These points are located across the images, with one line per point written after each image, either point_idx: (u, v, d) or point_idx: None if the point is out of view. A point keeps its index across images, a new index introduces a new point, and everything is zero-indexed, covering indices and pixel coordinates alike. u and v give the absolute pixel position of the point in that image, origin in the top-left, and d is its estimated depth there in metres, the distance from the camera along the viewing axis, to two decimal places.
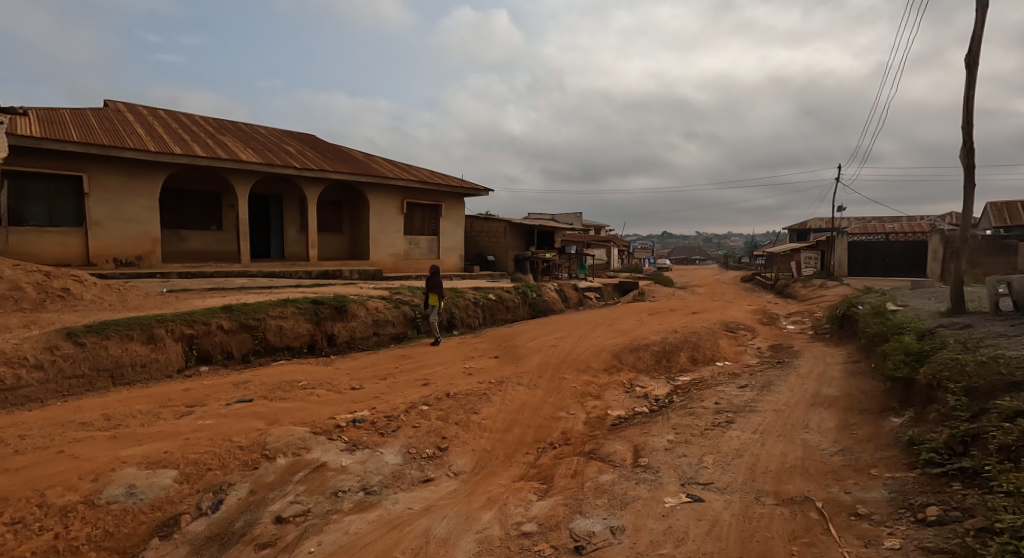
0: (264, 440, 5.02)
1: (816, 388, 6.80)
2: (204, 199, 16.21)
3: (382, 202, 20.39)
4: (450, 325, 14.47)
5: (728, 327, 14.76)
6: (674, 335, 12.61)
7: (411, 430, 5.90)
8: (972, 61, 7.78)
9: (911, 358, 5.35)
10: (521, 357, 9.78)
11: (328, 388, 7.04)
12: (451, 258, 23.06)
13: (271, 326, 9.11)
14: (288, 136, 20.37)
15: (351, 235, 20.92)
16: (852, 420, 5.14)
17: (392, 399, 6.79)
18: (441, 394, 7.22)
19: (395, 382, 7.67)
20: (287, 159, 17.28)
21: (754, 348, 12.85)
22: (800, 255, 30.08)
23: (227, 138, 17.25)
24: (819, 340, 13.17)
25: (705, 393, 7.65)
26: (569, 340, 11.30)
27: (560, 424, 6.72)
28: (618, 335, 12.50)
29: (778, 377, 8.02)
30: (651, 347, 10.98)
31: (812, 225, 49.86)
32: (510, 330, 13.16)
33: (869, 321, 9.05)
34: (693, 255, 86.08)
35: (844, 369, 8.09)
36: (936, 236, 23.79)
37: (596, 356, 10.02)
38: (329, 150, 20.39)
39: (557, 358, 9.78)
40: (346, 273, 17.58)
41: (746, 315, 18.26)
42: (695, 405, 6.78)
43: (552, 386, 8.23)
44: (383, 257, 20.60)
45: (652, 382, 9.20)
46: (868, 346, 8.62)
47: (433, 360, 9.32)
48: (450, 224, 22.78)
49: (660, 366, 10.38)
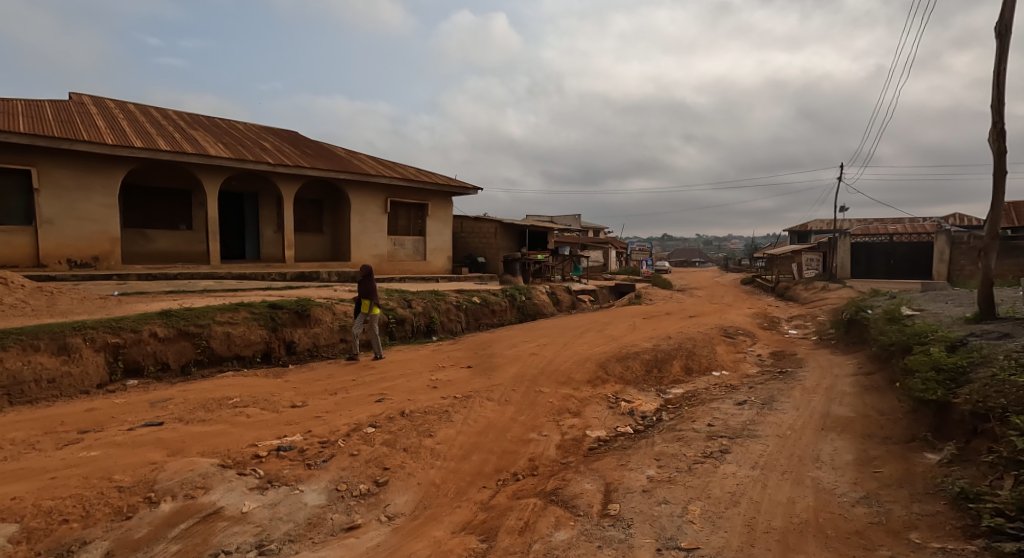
0: (153, 478, 4.09)
1: (825, 407, 5.89)
2: (171, 197, 15.33)
3: (364, 201, 19.54)
4: (430, 330, 13.54)
5: (726, 332, 13.84)
6: (667, 341, 11.69)
7: (348, 459, 4.98)
8: (1003, 31, 6.87)
9: (945, 376, 4.46)
10: (496, 367, 8.87)
11: (264, 405, 6.12)
12: (438, 260, 22.25)
13: (217, 333, 8.17)
14: (267, 132, 19.43)
15: (333, 235, 20.04)
16: (874, 453, 4.24)
17: (335, 420, 5.87)
18: (395, 412, 6.32)
19: (345, 398, 6.76)
20: (262, 154, 16.37)
21: (754, 356, 11.93)
22: (802, 256, 29.25)
23: (197, 132, 16.31)
24: (824, 347, 12.32)
25: (698, 410, 6.74)
26: (552, 348, 10.39)
27: (529, 449, 5.83)
28: (607, 341, 11.59)
29: (781, 391, 7.13)
30: (641, 355, 10.05)
31: (812, 227, 49.07)
32: (491, 337, 12.22)
33: (883, 328, 8.17)
34: (693, 258, 85.35)
35: (856, 382, 7.19)
36: (943, 237, 22.90)
37: (580, 366, 9.11)
38: (309, 146, 19.47)
39: (536, 368, 8.86)
40: (323, 275, 16.71)
41: (746, 319, 17.34)
42: (685, 426, 5.86)
43: (525, 403, 7.32)
44: (365, 258, 19.80)
45: (640, 396, 8.28)
46: (882, 355, 7.72)
47: (398, 371, 8.41)
48: (437, 224, 21.97)
49: (650, 377, 9.49)
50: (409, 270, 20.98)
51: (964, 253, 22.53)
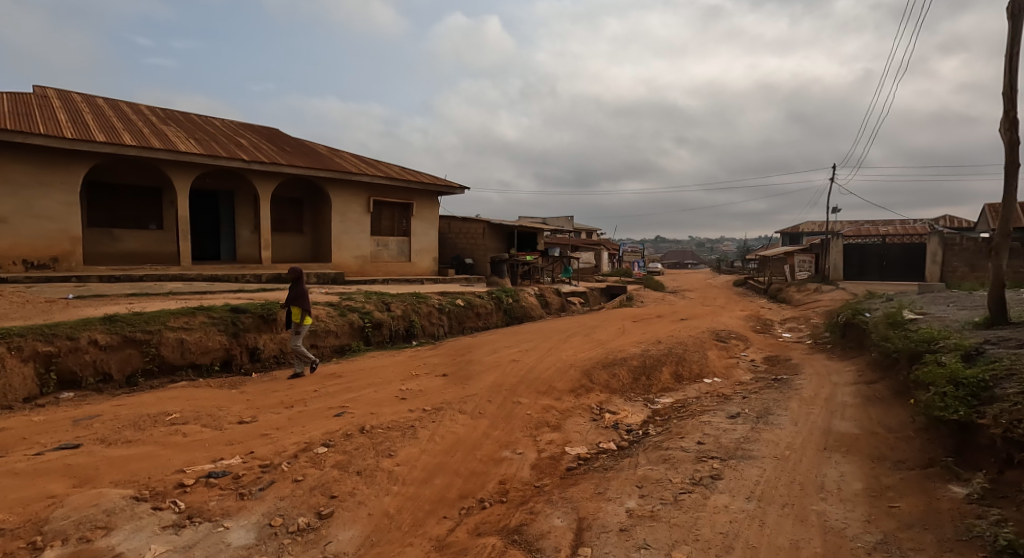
0: (46, 517, 3.48)
1: (826, 423, 5.35)
2: (140, 195, 14.64)
3: (346, 201, 18.93)
4: (410, 335, 12.92)
5: (718, 336, 13.32)
6: (657, 346, 11.13)
7: (290, 486, 4.36)
8: (1016, 11, 6.37)
9: (966, 391, 3.95)
10: (474, 376, 8.28)
11: (206, 421, 5.48)
12: (424, 261, 21.66)
13: (168, 339, 7.50)
14: (245, 129, 18.76)
15: (313, 235, 19.39)
16: (887, 482, 3.72)
17: (284, 438, 5.26)
18: (354, 427, 5.70)
19: (302, 412, 6.13)
20: (237, 151, 15.73)
21: (747, 362, 11.41)
22: (795, 257, 28.87)
23: (169, 127, 15.61)
24: (820, 351, 11.82)
25: (688, 423, 6.20)
26: (535, 354, 9.81)
27: (500, 471, 5.25)
28: (594, 347, 11.02)
29: (776, 403, 6.60)
30: (628, 362, 9.49)
31: (805, 229, 48.90)
32: (472, 341, 11.64)
33: (885, 333, 7.67)
34: (686, 259, 85.19)
35: (858, 394, 6.66)
36: (936, 238, 22.52)
37: (563, 375, 8.53)
38: (289, 144, 18.83)
39: (516, 376, 8.28)
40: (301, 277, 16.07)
41: (738, 322, 16.82)
42: (674, 444, 5.30)
43: (501, 415, 6.74)
44: (347, 259, 19.18)
45: (626, 407, 7.72)
46: (886, 363, 7.22)
47: (366, 380, 7.80)
48: (422, 225, 21.40)
49: (638, 385, 8.95)
50: (393, 272, 20.40)
51: (958, 254, 22.15)
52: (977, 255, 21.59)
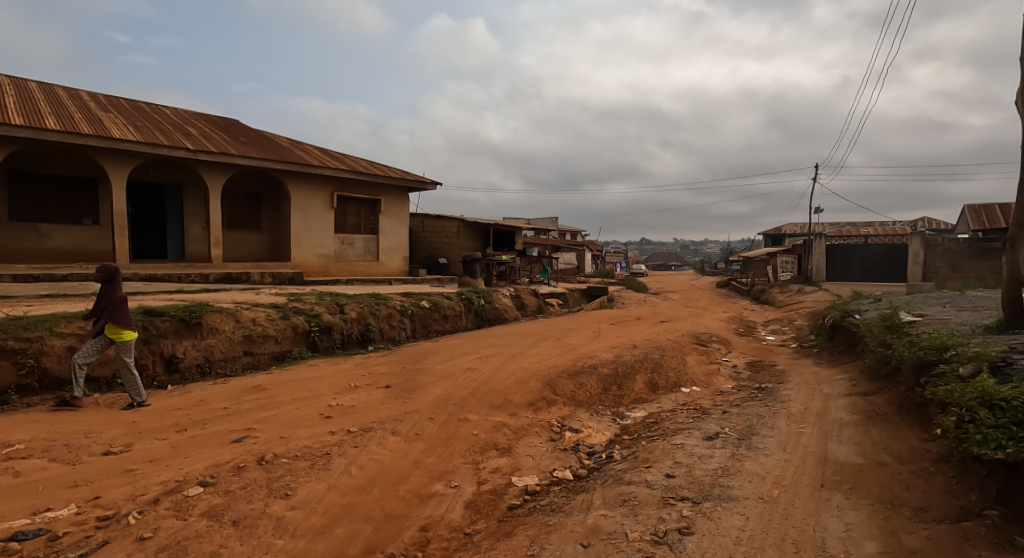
0: None
1: (823, 450, 4.45)
2: (70, 186, 13.36)
3: (306, 196, 17.81)
4: (365, 340, 11.83)
5: (699, 340, 12.46)
6: (631, 352, 10.21)
7: (132, 548, 3.30)
8: None
9: (1008, 419, 3.07)
10: (420, 388, 7.23)
11: (60, 452, 4.37)
12: (393, 260, 20.61)
13: (54, 348, 6.34)
14: (200, 118, 17.53)
15: (272, 232, 18.19)
16: (912, 547, 2.81)
17: (152, 474, 4.14)
18: (251, 457, 4.59)
19: (194, 436, 5.01)
20: (183, 139, 14.50)
21: (729, 368, 10.53)
22: (778, 258, 28.22)
23: (109, 113, 14.34)
24: (806, 356, 11.00)
25: (661, 446, 5.22)
26: (495, 362, 8.81)
27: (426, 512, 4.24)
28: (563, 352, 10.06)
29: (762, 422, 5.68)
30: (597, 370, 8.54)
31: (787, 230, 48.60)
32: (431, 347, 10.59)
33: (882, 339, 6.84)
34: (671, 262, 84.72)
35: (855, 411, 5.76)
36: (918, 238, 21.96)
37: (523, 386, 7.53)
38: (245, 135, 17.64)
39: (468, 389, 7.26)
40: (254, 277, 14.92)
41: (719, 324, 15.99)
42: (640, 476, 4.31)
43: (441, 437, 5.70)
44: (308, 258, 18.05)
45: (592, 423, 6.76)
46: (886, 373, 6.35)
47: (292, 395, 6.71)
48: (391, 222, 20.34)
49: (608, 397, 8.03)
50: (359, 272, 19.31)
51: (940, 255, 21.57)
52: (959, 255, 20.98)
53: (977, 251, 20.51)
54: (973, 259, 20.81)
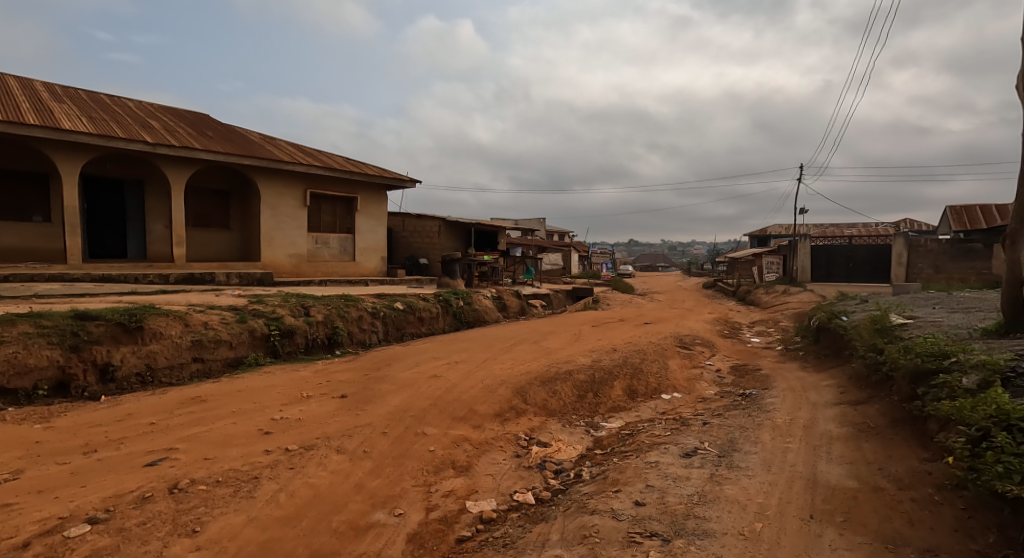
0: None
1: (812, 472, 3.95)
2: (20, 181, 12.64)
3: (277, 193, 17.12)
4: (332, 344, 11.21)
5: (682, 343, 12.01)
6: (610, 356, 9.71)
7: None
8: None
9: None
10: (377, 398, 6.66)
11: None
12: (370, 260, 19.97)
13: None
14: (165, 112, 16.80)
15: (242, 231, 17.47)
16: None
17: (34, 509, 3.55)
18: (162, 485, 4.00)
19: (105, 458, 4.42)
20: (143, 133, 13.78)
21: (712, 372, 10.06)
22: (763, 259, 27.99)
23: (63, 104, 13.57)
24: (792, 360, 10.58)
25: (632, 464, 4.72)
26: (465, 368, 8.25)
27: (358, 549, 3.67)
28: (538, 357, 9.53)
29: (746, 436, 5.19)
30: (572, 377, 8.03)
31: (772, 231, 48.64)
32: (399, 351, 10.01)
33: (872, 343, 6.42)
34: (658, 263, 84.72)
35: (845, 422, 5.30)
36: (901, 239, 21.79)
37: (490, 395, 6.98)
38: (213, 130, 16.92)
39: (430, 398, 6.69)
40: (220, 278, 14.21)
41: (704, 326, 15.57)
42: (605, 504, 3.79)
43: (392, 455, 5.13)
44: (279, 258, 17.34)
45: (562, 436, 6.23)
46: (877, 380, 5.90)
47: (233, 406, 6.11)
48: (367, 221, 19.72)
49: (582, 405, 7.52)
50: (333, 272, 18.66)
51: (923, 256, 21.39)
52: (942, 256, 20.81)
53: (959, 252, 20.34)
54: (955, 260, 20.64)
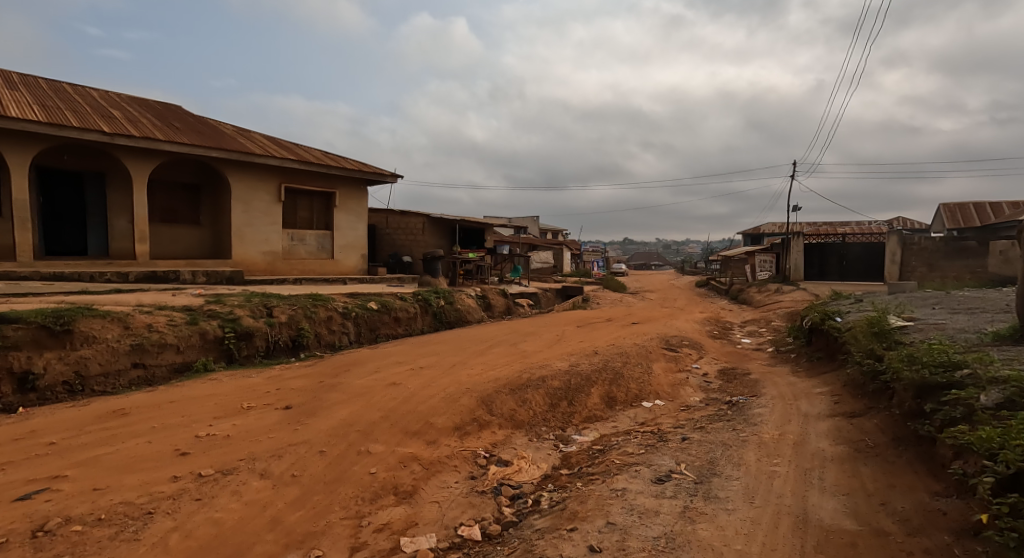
0: None
1: (800, 508, 3.35)
2: None
3: (249, 188, 16.40)
4: (297, 347, 10.54)
5: (668, 345, 11.40)
6: (590, 360, 9.08)
7: None
8: None
9: None
10: (324, 409, 5.99)
11: None
12: (349, 258, 19.29)
13: None
14: (131, 102, 16.04)
15: (214, 228, 16.75)
16: None
17: None
18: (26, 528, 3.36)
19: None
20: (101, 123, 13.04)
21: (698, 377, 9.45)
22: (756, 257, 27.27)
23: (16, 91, 12.82)
24: (784, 363, 9.98)
25: (595, 491, 4.09)
26: (429, 375, 7.58)
27: None
28: (512, 361, 8.87)
29: (729, 457, 4.57)
30: (545, 384, 7.39)
31: (765, 230, 48.19)
32: (365, 355, 9.35)
33: (870, 348, 5.82)
34: (652, 262, 84.33)
35: (840, 439, 4.69)
36: (895, 237, 21.30)
37: (451, 406, 6.32)
38: (181, 121, 16.17)
39: (382, 409, 6.03)
40: (184, 276, 13.50)
41: (692, 327, 14.96)
42: (555, 548, 3.17)
43: (324, 480, 4.46)
44: (252, 256, 16.64)
45: (527, 453, 5.60)
46: (876, 390, 5.29)
47: (157, 419, 5.42)
48: (346, 217, 19.03)
49: (554, 415, 6.88)
50: (310, 270, 17.96)
51: (916, 254, 20.92)
52: (936, 254, 20.34)
53: (953, 251, 19.90)
54: (949, 258, 20.19)
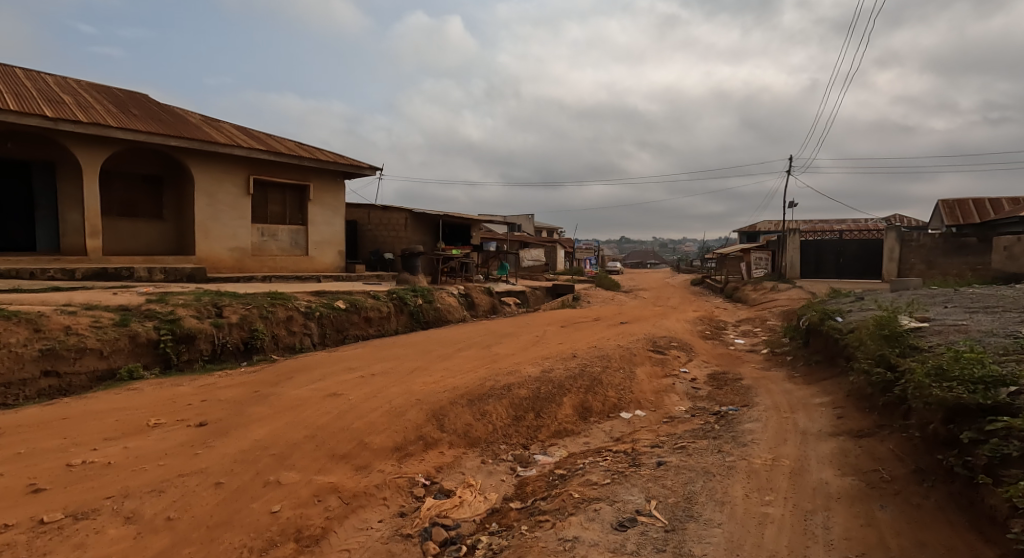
0: None
1: None
2: None
3: (214, 180, 15.48)
4: (249, 350, 9.63)
5: (655, 346, 10.54)
6: (565, 364, 8.20)
7: None
8: None
9: None
10: (240, 427, 5.09)
11: None
12: (325, 254, 18.37)
13: None
14: (89, 89, 15.13)
15: (178, 222, 15.80)
16: None
17: None
18: None
19: None
20: (46, 109, 12.10)
21: (686, 383, 8.57)
22: (750, 254, 26.44)
23: None
24: (779, 367, 9.13)
25: (539, 541, 3.23)
26: (378, 384, 6.69)
27: None
28: (478, 366, 7.99)
29: (710, 490, 3.73)
30: (509, 394, 6.52)
31: (760, 228, 47.51)
32: (318, 359, 8.46)
33: (879, 354, 4.96)
34: (647, 260, 83.66)
35: (846, 467, 3.84)
36: (892, 233, 20.55)
37: (392, 422, 5.43)
38: (142, 109, 15.24)
39: (310, 427, 5.15)
40: (139, 273, 12.57)
41: (683, 327, 14.10)
42: None
43: (207, 525, 3.57)
44: (218, 252, 15.71)
45: (476, 480, 4.75)
46: (889, 405, 4.44)
47: (31, 442, 4.54)
48: (321, 212, 18.12)
49: (517, 430, 6.01)
50: (282, 267, 17.04)
51: (915, 251, 20.18)
52: (935, 251, 19.57)
53: (953, 247, 19.17)
54: (948, 255, 19.46)
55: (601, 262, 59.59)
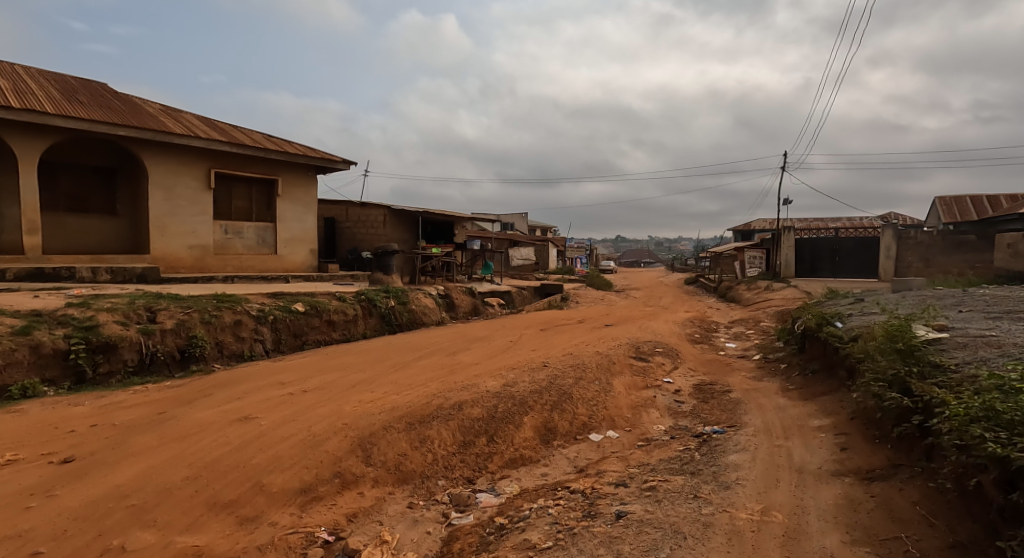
0: None
1: None
2: None
3: (171, 173, 14.46)
4: (186, 359, 8.60)
5: (637, 353, 9.59)
6: (533, 376, 7.25)
7: None
8: None
9: None
10: (110, 465, 4.13)
11: None
12: (296, 253, 17.35)
13: None
14: (35, 75, 14.09)
15: (132, 218, 14.77)
16: None
17: None
18: None
19: None
20: None
21: (669, 397, 7.63)
22: (743, 253, 25.60)
23: None
24: (772, 377, 8.19)
25: None
26: (307, 403, 5.72)
27: None
28: (432, 379, 7.03)
29: None
30: (458, 415, 5.58)
31: (754, 226, 46.76)
32: (256, 370, 7.48)
33: (892, 374, 4.04)
34: (642, 259, 82.90)
35: (855, 529, 2.93)
36: (889, 230, 19.74)
37: (304, 456, 4.48)
38: (92, 97, 14.21)
39: (199, 464, 4.19)
40: (81, 274, 11.53)
41: (671, 330, 13.16)
42: None
43: None
44: (177, 250, 14.66)
45: (394, 534, 3.81)
46: (908, 441, 3.53)
47: None
48: (290, 208, 17.11)
49: (462, 460, 5.07)
50: (249, 266, 16.02)
51: (913, 249, 19.35)
52: (934, 249, 18.74)
53: (952, 244, 18.33)
54: (947, 253, 18.63)
55: (594, 260, 58.72)
